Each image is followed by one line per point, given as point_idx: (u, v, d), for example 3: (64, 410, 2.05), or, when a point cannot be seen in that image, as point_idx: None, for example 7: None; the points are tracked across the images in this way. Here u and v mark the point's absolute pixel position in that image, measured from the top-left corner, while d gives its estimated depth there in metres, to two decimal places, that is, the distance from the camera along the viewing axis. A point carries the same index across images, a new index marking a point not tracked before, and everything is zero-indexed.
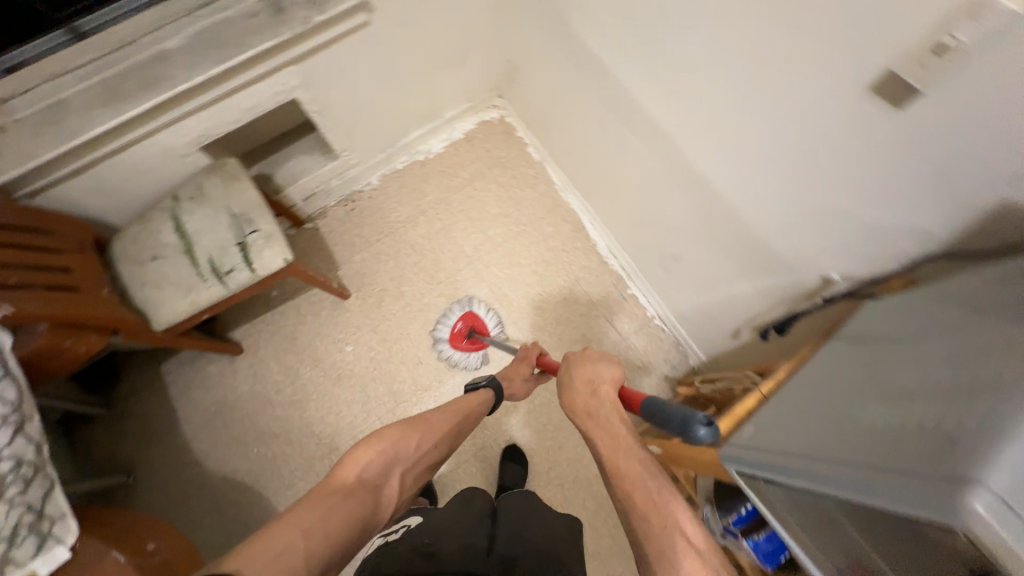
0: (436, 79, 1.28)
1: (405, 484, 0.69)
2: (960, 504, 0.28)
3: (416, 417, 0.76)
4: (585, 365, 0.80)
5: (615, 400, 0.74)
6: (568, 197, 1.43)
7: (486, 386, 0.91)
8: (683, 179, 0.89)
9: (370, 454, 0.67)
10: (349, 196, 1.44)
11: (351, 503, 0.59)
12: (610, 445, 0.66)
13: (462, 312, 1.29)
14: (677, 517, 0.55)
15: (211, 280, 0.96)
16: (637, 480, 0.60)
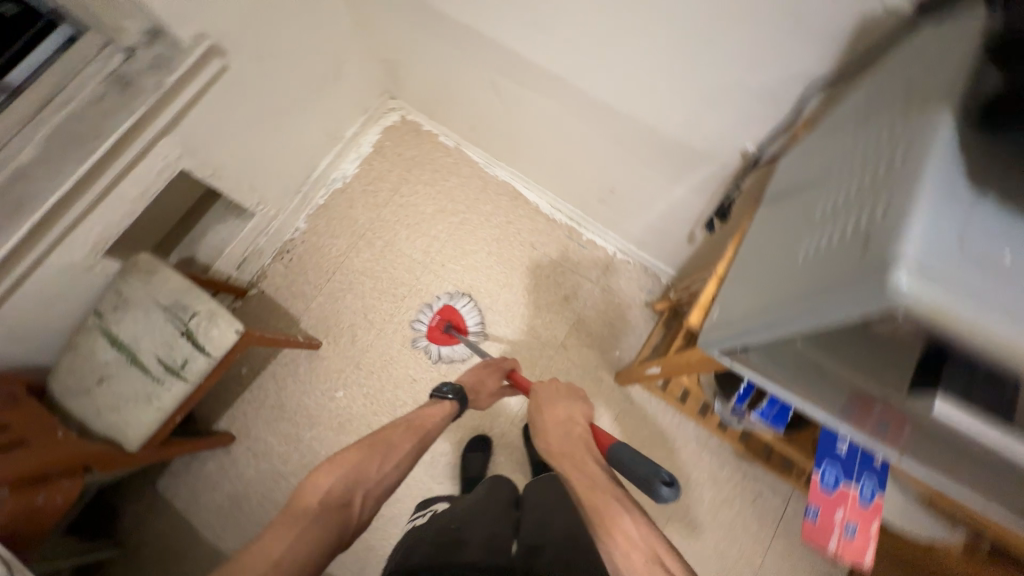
0: (321, 102, 1.24)
1: (370, 504, 0.72)
2: (882, 289, 0.27)
3: (378, 438, 0.79)
4: (554, 406, 0.86)
5: (586, 437, 0.80)
6: (495, 171, 1.42)
7: (451, 397, 0.91)
8: (587, 111, 0.90)
9: (331, 480, 0.70)
10: (282, 248, 1.39)
11: (316, 530, 0.62)
12: (588, 483, 0.70)
13: (443, 306, 1.30)
14: (657, 551, 0.60)
15: (170, 380, 0.91)
16: (618, 517, 0.64)
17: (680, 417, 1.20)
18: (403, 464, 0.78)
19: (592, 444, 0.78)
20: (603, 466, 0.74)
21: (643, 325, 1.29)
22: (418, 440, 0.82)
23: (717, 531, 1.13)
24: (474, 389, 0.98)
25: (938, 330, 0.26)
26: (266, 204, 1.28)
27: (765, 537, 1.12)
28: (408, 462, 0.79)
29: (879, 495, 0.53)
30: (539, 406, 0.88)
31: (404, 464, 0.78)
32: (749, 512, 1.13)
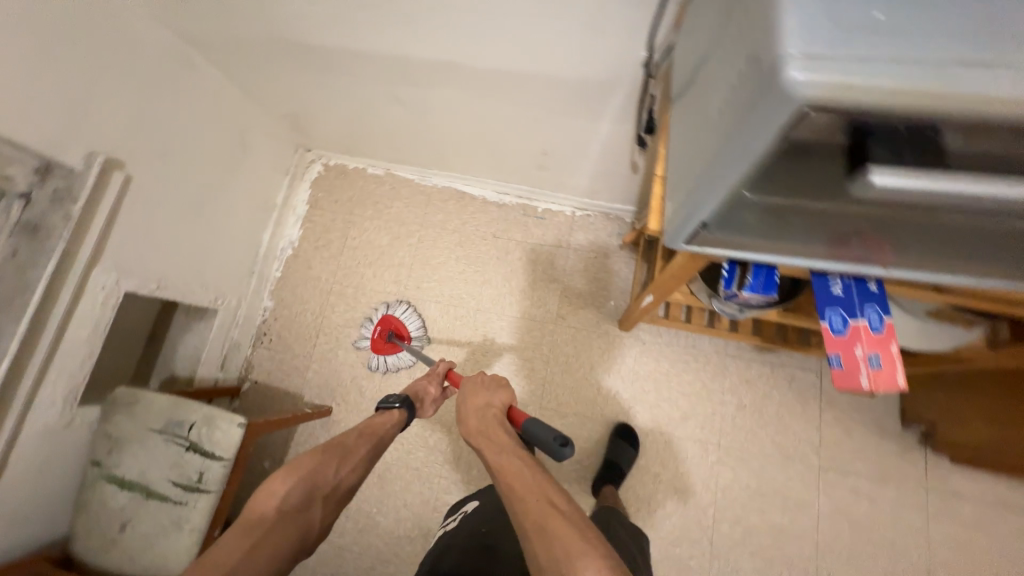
0: (239, 178, 1.22)
1: (328, 507, 0.74)
2: (786, 89, 0.27)
3: (333, 443, 0.78)
4: (477, 395, 0.83)
5: (503, 418, 0.79)
6: (433, 181, 1.42)
7: (399, 406, 0.88)
8: (487, 85, 0.90)
9: (286, 487, 0.71)
10: (258, 333, 1.36)
11: (271, 538, 0.66)
12: (495, 451, 0.72)
13: (382, 316, 1.28)
14: (547, 495, 0.63)
15: (193, 497, 0.88)
16: (515, 473, 0.67)
17: (693, 337, 1.21)
18: (359, 466, 0.79)
19: (505, 421, 0.78)
20: (514, 437, 0.75)
21: (626, 267, 1.30)
22: (373, 441, 0.81)
23: (768, 426, 1.13)
24: (417, 394, 0.97)
25: (850, 108, 0.27)
26: (224, 296, 1.25)
27: (813, 414, 1.13)
28: (365, 462, 0.80)
29: (886, 318, 0.54)
30: (466, 398, 0.84)
31: (360, 466, 0.79)
32: (790, 397, 1.14)
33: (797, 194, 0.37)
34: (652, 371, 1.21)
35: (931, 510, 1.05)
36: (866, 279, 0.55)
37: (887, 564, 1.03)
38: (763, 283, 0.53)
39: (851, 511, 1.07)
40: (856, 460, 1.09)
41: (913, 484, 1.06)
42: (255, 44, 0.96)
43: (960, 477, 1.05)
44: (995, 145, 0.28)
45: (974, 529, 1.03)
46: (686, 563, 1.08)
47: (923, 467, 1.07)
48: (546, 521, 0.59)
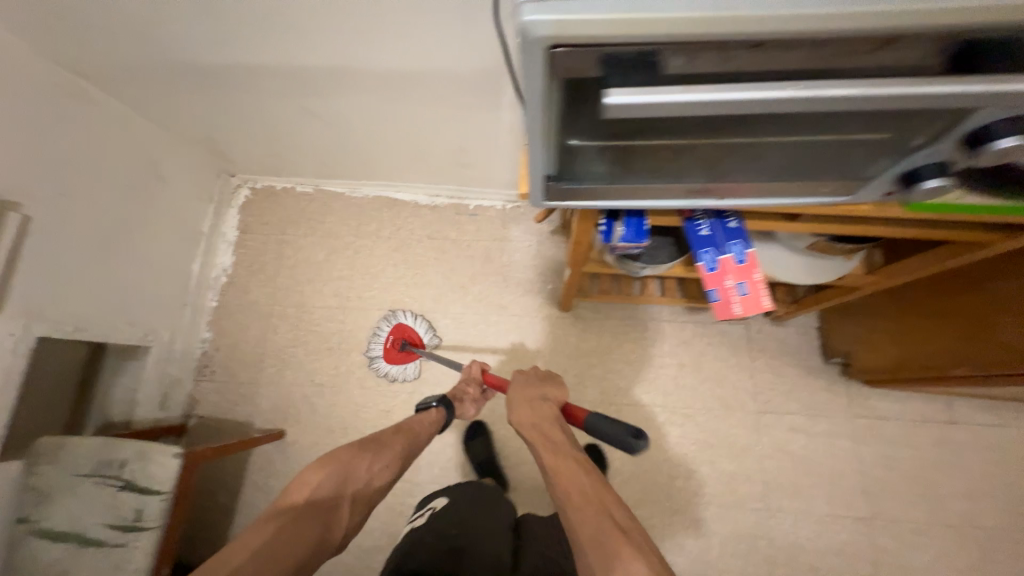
0: (157, 209, 1.19)
1: (358, 507, 0.71)
2: (520, 36, 0.28)
3: (370, 439, 0.78)
4: (529, 386, 0.82)
5: (557, 414, 0.78)
6: (363, 191, 1.43)
7: (437, 406, 0.93)
8: (384, 85, 0.92)
9: (321, 477, 0.70)
10: (199, 366, 1.33)
11: (294, 528, 0.63)
12: (550, 448, 0.72)
13: (393, 326, 1.22)
14: (608, 503, 0.63)
15: (133, 536, 0.85)
16: (573, 478, 0.67)
17: (629, 308, 1.27)
18: (392, 465, 0.77)
19: (558, 417, 0.78)
20: (569, 433, 0.75)
21: (560, 251, 1.35)
22: (408, 443, 0.81)
23: (708, 381, 1.20)
24: (456, 395, 1.00)
25: (584, 41, 0.28)
26: (156, 332, 1.22)
27: (746, 363, 1.20)
28: (400, 462, 0.79)
29: (747, 250, 0.59)
30: (518, 389, 0.83)
31: (394, 465, 0.77)
32: (723, 351, 1.21)
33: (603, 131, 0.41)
34: (596, 346, 1.25)
35: (859, 434, 1.13)
36: (726, 218, 0.60)
37: (828, 490, 1.10)
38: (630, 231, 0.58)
39: (790, 447, 1.14)
40: (789, 400, 1.16)
41: (841, 414, 1.14)
42: (152, 70, 0.95)
43: (879, 400, 1.14)
44: (710, 66, 0.29)
45: (898, 445, 1.12)
46: (649, 524, 1.11)
47: (847, 396, 1.15)
48: (602, 532, 0.59)
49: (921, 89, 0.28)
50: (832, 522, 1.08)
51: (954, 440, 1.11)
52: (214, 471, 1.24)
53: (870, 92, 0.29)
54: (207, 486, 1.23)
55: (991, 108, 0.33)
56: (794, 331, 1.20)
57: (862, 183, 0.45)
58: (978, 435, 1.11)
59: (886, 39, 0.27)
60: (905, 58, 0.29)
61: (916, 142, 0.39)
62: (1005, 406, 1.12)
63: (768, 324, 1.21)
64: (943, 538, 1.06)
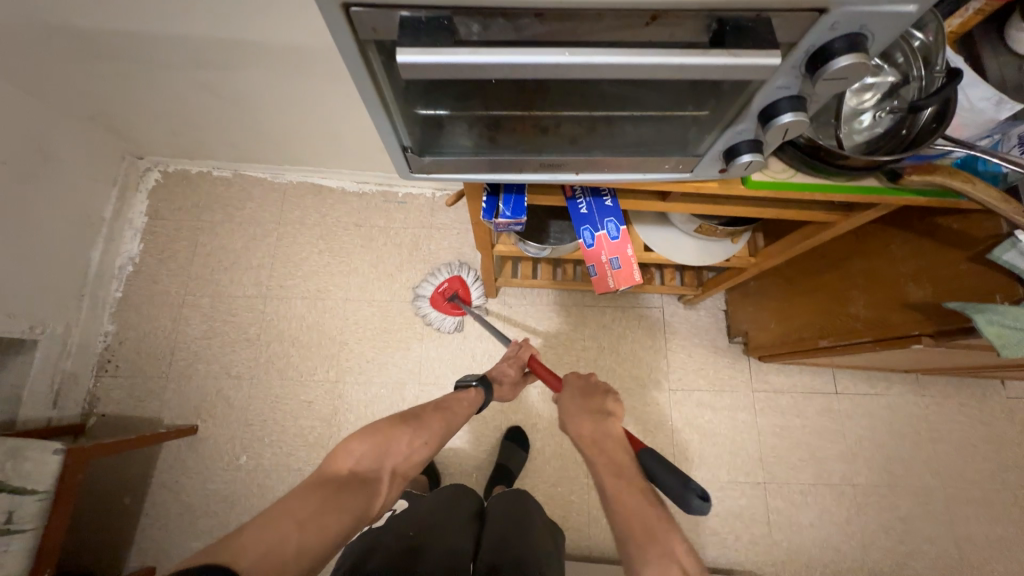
0: (44, 190, 1.09)
1: (397, 481, 0.69)
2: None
3: (410, 414, 0.76)
4: (594, 399, 0.78)
5: (620, 434, 0.73)
6: (286, 177, 1.38)
7: (476, 385, 0.86)
8: (293, 60, 0.90)
9: (361, 448, 0.67)
10: (101, 361, 1.24)
11: (339, 499, 0.60)
12: (613, 469, 0.68)
13: (450, 275, 1.23)
14: (675, 545, 0.59)
15: (2, 541, 0.78)
16: (638, 510, 0.62)
17: (554, 294, 1.31)
18: (431, 442, 0.74)
19: (622, 435, 0.73)
20: (631, 458, 0.71)
21: None
22: (447, 420, 0.78)
23: (626, 362, 1.26)
24: (496, 376, 0.95)
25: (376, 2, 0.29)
26: (45, 324, 1.13)
27: (660, 344, 1.27)
28: (440, 438, 0.76)
29: (622, 227, 0.63)
30: (577, 399, 0.78)
31: (433, 441, 0.74)
32: (640, 333, 1.28)
33: (450, 101, 0.43)
34: (522, 331, 1.28)
35: (757, 407, 1.23)
36: (601, 196, 0.64)
37: (730, 460, 1.19)
38: (511, 206, 0.60)
39: (698, 422, 1.22)
40: (698, 377, 1.25)
41: (743, 389, 1.24)
42: (31, 33, 0.88)
43: (775, 375, 1.25)
44: (506, 34, 0.31)
45: (790, 415, 1.22)
46: (568, 500, 1.16)
47: (748, 372, 1.25)
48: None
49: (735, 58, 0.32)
50: (733, 488, 1.18)
51: (837, 409, 1.23)
52: (116, 471, 1.16)
53: (643, 61, 0.31)
54: (108, 488, 1.15)
55: (770, 88, 0.37)
56: (704, 313, 1.29)
57: (698, 159, 0.50)
58: (856, 403, 1.23)
59: (650, 15, 0.30)
60: (675, 33, 0.32)
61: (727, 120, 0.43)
62: (878, 377, 1.25)
63: (681, 308, 1.29)
64: (826, 497, 1.18)
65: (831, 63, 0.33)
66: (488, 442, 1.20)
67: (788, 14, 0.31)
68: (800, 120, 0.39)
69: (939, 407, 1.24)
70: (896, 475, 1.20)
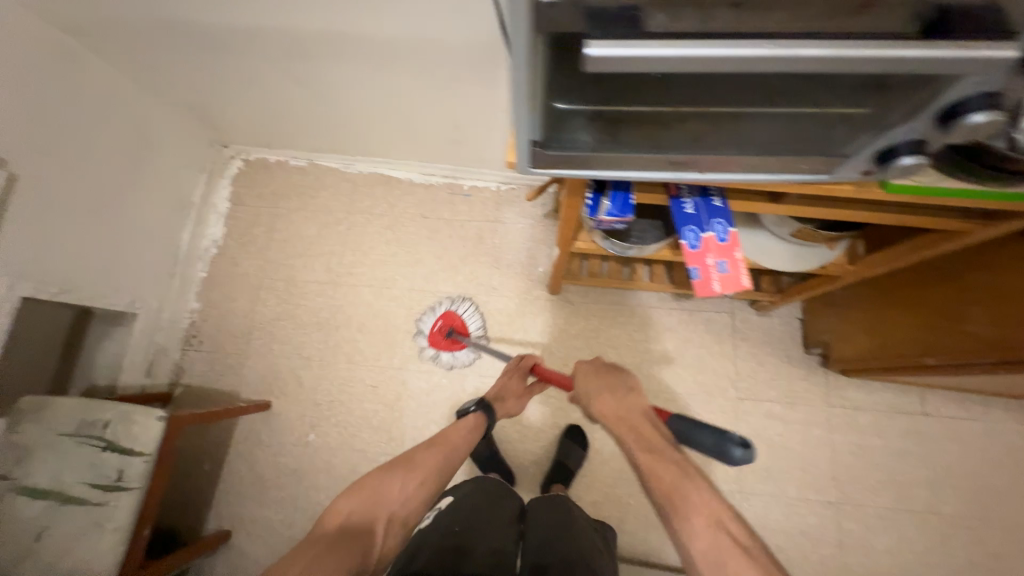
0: (146, 173, 1.17)
1: (393, 525, 0.81)
2: None
3: (402, 461, 0.89)
4: (610, 377, 0.79)
5: (645, 409, 0.75)
6: (357, 168, 1.42)
7: (475, 410, 1.01)
8: (384, 54, 0.92)
9: (352, 504, 0.80)
10: (186, 335, 1.32)
11: (338, 546, 0.73)
12: (643, 446, 0.70)
13: (444, 311, 1.24)
14: (719, 515, 0.61)
15: (113, 497, 0.85)
16: (677, 484, 0.64)
17: (618, 293, 1.28)
18: (423, 486, 0.86)
19: (646, 410, 0.75)
20: (659, 430, 0.72)
21: (551, 234, 1.35)
22: (437, 461, 0.90)
23: (690, 367, 1.22)
24: (501, 394, 1.05)
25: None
26: (142, 300, 1.22)
27: (729, 351, 1.22)
28: (431, 480, 0.88)
29: (730, 229, 0.60)
30: (595, 379, 0.79)
31: (426, 482, 0.87)
32: (708, 339, 1.23)
33: (592, 94, 0.42)
34: (584, 329, 1.27)
35: (833, 423, 1.16)
36: (710, 196, 0.61)
37: (801, 476, 1.14)
38: (618, 205, 0.60)
39: (766, 434, 1.16)
40: (769, 388, 1.19)
41: (817, 403, 1.17)
42: (145, 29, 0.94)
43: (855, 390, 1.17)
44: (692, 22, 0.30)
45: (869, 434, 1.15)
46: (626, 503, 1.14)
47: (824, 386, 1.18)
48: (719, 548, 0.58)
49: (954, 52, 0.29)
50: (802, 506, 1.12)
51: (924, 432, 1.14)
52: (199, 439, 1.24)
53: (843, 53, 0.29)
54: (191, 454, 1.24)
55: (965, 83, 0.34)
56: (778, 321, 1.22)
57: (841, 160, 0.47)
58: (947, 427, 1.14)
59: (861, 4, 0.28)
60: (880, 22, 0.30)
61: (890, 120, 0.40)
62: (974, 400, 1.15)
63: (753, 314, 1.24)
64: (907, 524, 1.10)
65: None
66: (546, 438, 1.20)
67: None
68: (994, 119, 0.35)
69: None
70: (990, 508, 1.10)
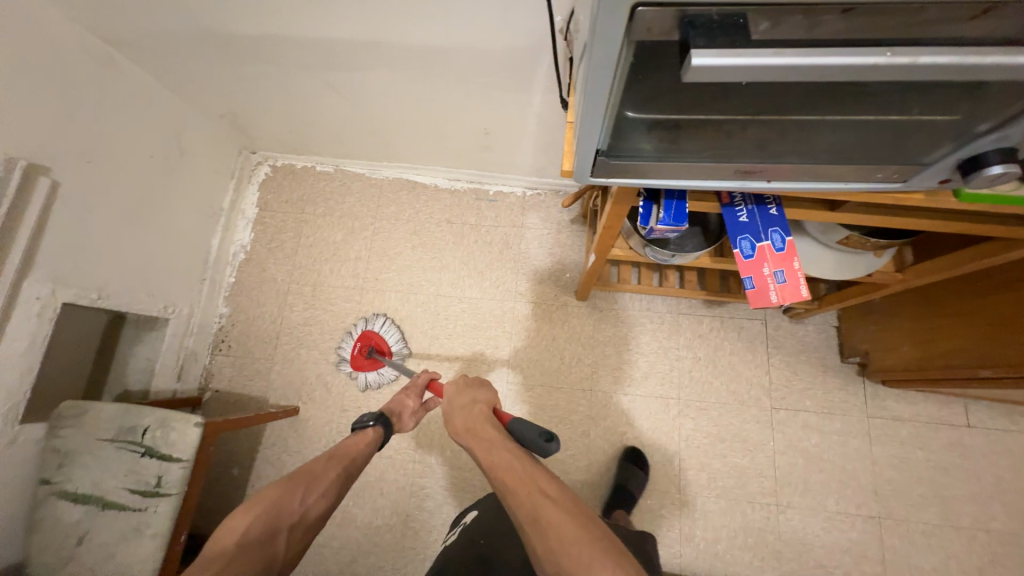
0: (179, 180, 1.19)
1: (295, 538, 0.67)
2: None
3: (304, 468, 0.74)
4: (462, 394, 0.82)
5: (488, 415, 0.76)
6: (383, 173, 1.42)
7: (373, 424, 0.85)
8: (417, 60, 0.92)
9: (246, 519, 0.65)
10: (215, 340, 1.33)
11: (232, 570, 0.58)
12: (484, 445, 0.70)
13: (363, 331, 1.27)
14: (541, 483, 0.61)
15: (153, 502, 0.86)
16: (507, 466, 0.65)
17: (646, 300, 1.27)
18: (330, 492, 0.73)
19: (490, 415, 0.76)
20: (501, 429, 0.73)
21: (577, 240, 1.34)
22: (345, 464, 0.77)
23: (722, 376, 1.20)
24: (395, 410, 0.92)
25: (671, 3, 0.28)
26: (175, 304, 1.23)
27: (762, 359, 1.20)
28: (339, 486, 0.74)
29: (787, 237, 0.58)
30: (450, 397, 0.83)
31: (334, 489, 0.73)
32: (740, 346, 1.21)
33: (663, 106, 0.42)
34: (611, 336, 1.25)
35: (872, 435, 1.13)
36: (766, 204, 0.60)
37: (839, 489, 1.11)
38: (671, 214, 0.58)
39: (803, 445, 1.14)
40: (804, 397, 1.16)
41: (855, 414, 1.14)
42: (183, 38, 0.95)
43: (894, 401, 1.14)
44: (798, 34, 0.29)
45: (911, 446, 1.12)
46: (659, 514, 1.12)
47: (862, 397, 1.15)
48: (540, 515, 0.57)
49: None
50: (842, 519, 1.09)
51: (968, 445, 1.11)
52: (228, 444, 1.25)
53: (960, 61, 0.28)
54: (221, 459, 1.24)
55: None
56: (812, 328, 1.20)
57: (919, 169, 0.45)
58: (993, 439, 1.10)
59: (981, 11, 0.27)
60: (999, 28, 0.28)
61: (982, 128, 0.39)
62: (1021, 412, 1.11)
63: (786, 321, 1.21)
64: (954, 541, 1.06)
65: None
66: (576, 447, 1.18)
67: None
68: None
69: None
70: None
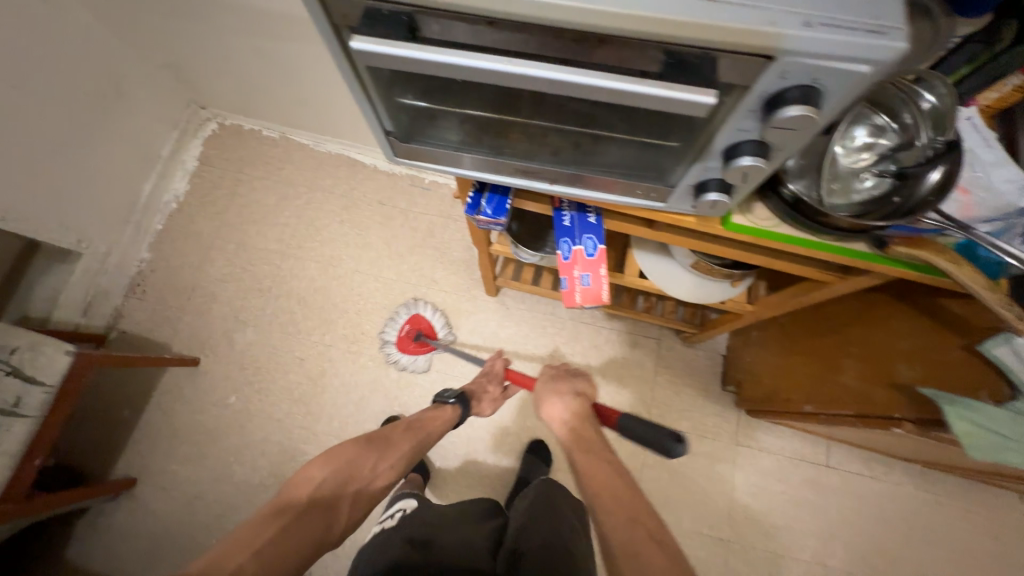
0: (115, 120, 1.22)
1: (359, 504, 0.71)
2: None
3: (378, 435, 0.79)
4: (562, 382, 0.84)
5: (589, 412, 0.79)
6: (326, 147, 1.46)
7: (453, 402, 0.92)
8: None
9: (323, 472, 0.70)
10: (132, 282, 1.35)
11: (299, 525, 0.63)
12: (580, 447, 0.72)
13: (411, 315, 1.27)
14: (643, 511, 0.62)
15: (7, 421, 0.87)
16: (607, 480, 0.67)
17: (553, 305, 1.31)
18: (397, 465, 0.78)
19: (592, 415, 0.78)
20: (603, 435, 0.75)
21: None
22: (414, 441, 0.82)
23: (611, 388, 1.24)
24: (477, 391, 0.99)
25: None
26: (90, 241, 1.24)
27: (650, 376, 1.24)
28: (405, 461, 0.79)
29: (599, 245, 0.63)
30: (545, 382, 0.85)
31: (399, 464, 0.78)
32: (632, 361, 1.26)
33: (427, 95, 0.48)
34: (513, 335, 1.29)
35: (738, 461, 1.18)
36: (586, 212, 0.64)
37: (699, 509, 1.15)
38: (493, 208, 0.63)
39: (672, 462, 1.18)
40: (681, 417, 1.21)
41: (725, 440, 1.19)
42: None
43: (763, 433, 1.19)
44: (463, 36, 0.37)
45: (772, 477, 1.17)
46: None
47: (734, 424, 1.20)
48: (639, 549, 0.57)
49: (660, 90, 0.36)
50: (693, 537, 1.13)
51: (824, 482, 1.16)
52: (124, 385, 1.27)
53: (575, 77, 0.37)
54: (114, 399, 1.25)
55: (724, 129, 0.41)
56: (702, 354, 1.25)
57: (670, 190, 0.50)
58: (847, 480, 1.16)
59: (596, 37, 0.35)
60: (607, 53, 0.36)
61: (691, 155, 0.45)
62: (877, 459, 1.17)
63: (679, 344, 1.26)
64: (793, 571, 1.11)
65: (782, 110, 0.36)
66: (459, 436, 1.21)
67: (733, 57, 0.34)
68: (758, 164, 0.41)
69: (940, 506, 1.14)
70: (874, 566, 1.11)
